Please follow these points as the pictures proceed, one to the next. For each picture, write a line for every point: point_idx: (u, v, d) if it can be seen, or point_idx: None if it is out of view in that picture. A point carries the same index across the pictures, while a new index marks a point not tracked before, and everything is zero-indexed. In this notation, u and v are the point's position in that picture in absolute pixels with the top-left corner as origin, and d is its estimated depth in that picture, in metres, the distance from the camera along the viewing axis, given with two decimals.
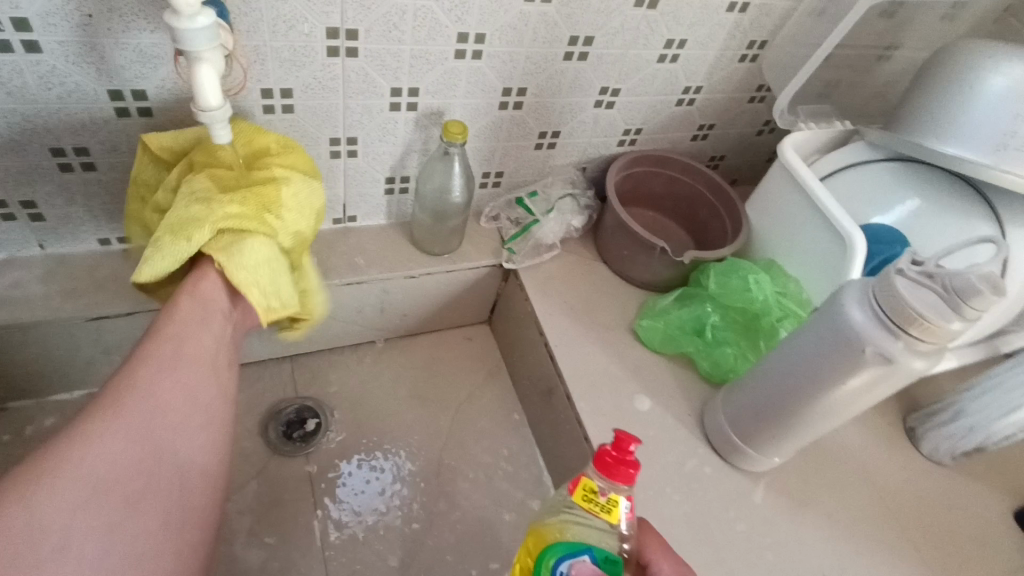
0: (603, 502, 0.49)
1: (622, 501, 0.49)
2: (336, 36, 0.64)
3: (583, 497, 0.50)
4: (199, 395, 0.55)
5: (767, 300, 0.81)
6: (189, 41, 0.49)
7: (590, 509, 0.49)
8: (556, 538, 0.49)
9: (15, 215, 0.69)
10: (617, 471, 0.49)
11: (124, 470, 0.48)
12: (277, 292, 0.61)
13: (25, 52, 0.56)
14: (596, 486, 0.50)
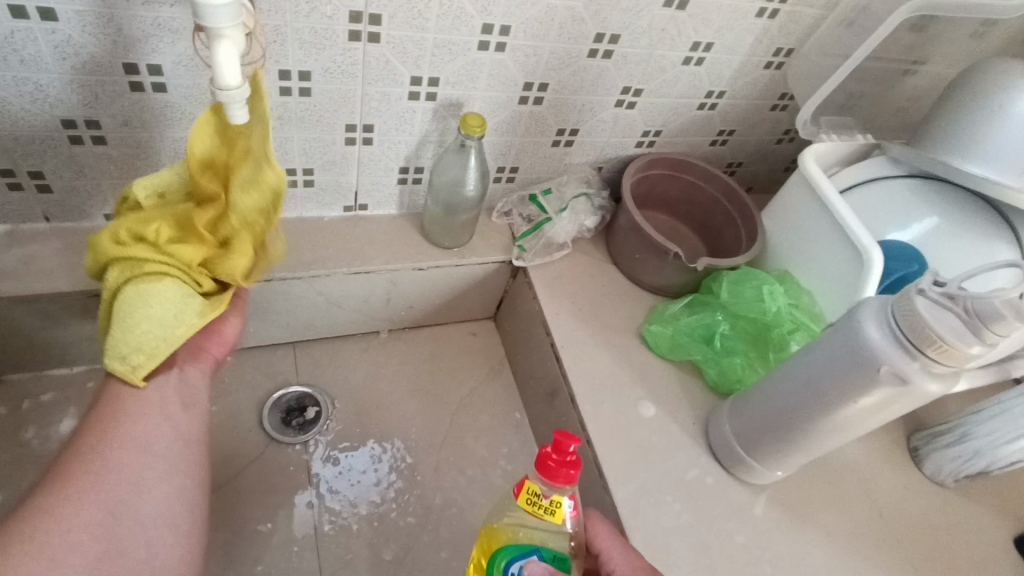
0: (547, 504, 0.49)
1: (565, 502, 0.49)
2: (359, 20, 0.63)
3: (528, 500, 0.49)
4: (160, 453, 0.56)
5: (779, 312, 0.80)
6: (210, 16, 0.47)
7: (534, 512, 0.49)
8: (506, 541, 0.49)
9: (23, 185, 0.68)
10: (558, 475, 0.48)
11: (86, 532, 0.49)
12: (138, 337, 0.57)
13: (41, 20, 0.55)
14: (539, 489, 0.49)
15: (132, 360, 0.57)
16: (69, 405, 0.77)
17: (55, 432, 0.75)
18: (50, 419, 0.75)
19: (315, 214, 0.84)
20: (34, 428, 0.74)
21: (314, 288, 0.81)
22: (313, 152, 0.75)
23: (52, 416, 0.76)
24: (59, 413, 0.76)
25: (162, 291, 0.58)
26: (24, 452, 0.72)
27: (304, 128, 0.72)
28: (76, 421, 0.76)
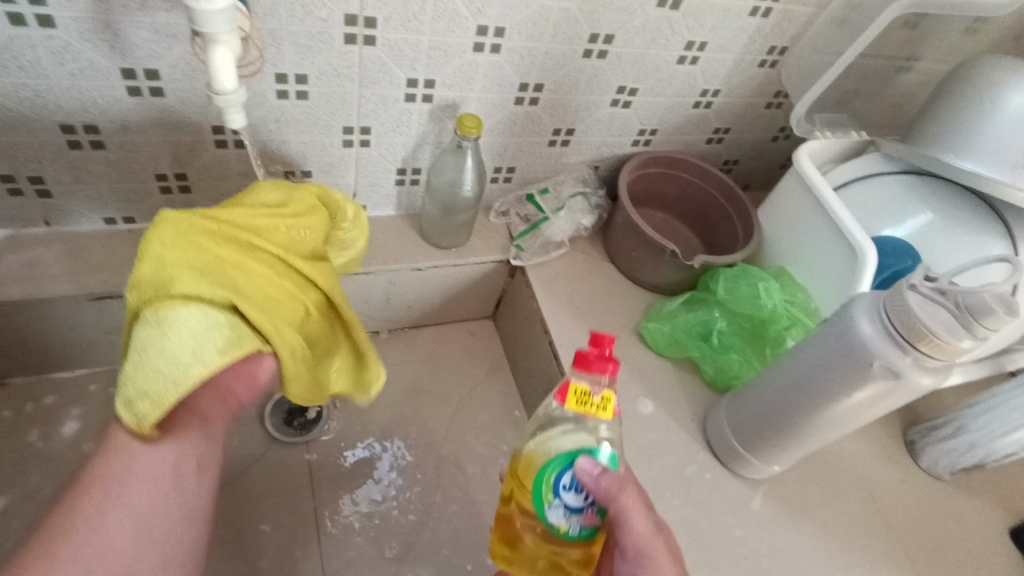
0: (597, 400, 0.49)
1: (613, 397, 0.50)
2: (354, 23, 0.63)
3: (576, 400, 0.49)
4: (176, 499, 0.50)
5: (775, 308, 0.80)
6: (205, 22, 0.48)
7: (586, 410, 0.49)
8: (548, 454, 0.50)
9: (22, 190, 0.68)
10: (603, 369, 0.50)
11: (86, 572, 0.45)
12: (150, 375, 0.49)
13: (39, 27, 0.55)
14: (585, 388, 0.49)
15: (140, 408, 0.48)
16: (73, 408, 0.78)
17: (58, 435, 0.76)
18: (52, 423, 0.76)
19: None
20: (38, 431, 0.75)
21: None
22: (311, 154, 0.76)
23: (55, 420, 0.76)
24: (62, 415, 0.77)
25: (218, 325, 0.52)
26: (29, 453, 0.73)
27: (303, 131, 0.72)
28: (78, 423, 0.77)
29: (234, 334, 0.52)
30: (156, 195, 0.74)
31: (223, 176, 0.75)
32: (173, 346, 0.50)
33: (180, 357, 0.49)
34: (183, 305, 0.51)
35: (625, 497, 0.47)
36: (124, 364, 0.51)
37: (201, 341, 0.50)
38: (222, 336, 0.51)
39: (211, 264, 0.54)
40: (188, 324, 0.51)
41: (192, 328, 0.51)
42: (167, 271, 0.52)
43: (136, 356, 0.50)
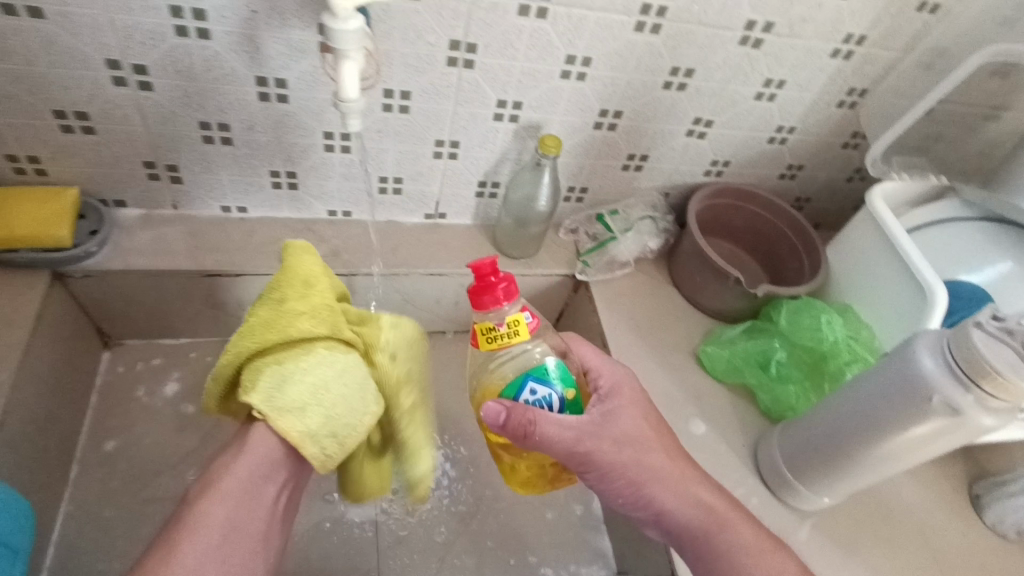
0: (506, 330, 0.55)
1: (523, 316, 0.56)
2: (457, 48, 0.71)
3: (487, 337, 0.56)
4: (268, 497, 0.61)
5: (837, 342, 0.80)
6: (339, 40, 0.57)
7: (500, 343, 0.55)
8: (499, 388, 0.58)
9: (160, 175, 0.79)
10: (501, 298, 0.56)
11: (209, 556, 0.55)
12: (337, 415, 0.60)
13: (197, 38, 0.65)
14: (490, 324, 0.56)
15: (325, 444, 0.60)
16: (173, 371, 0.87)
17: (160, 393, 0.85)
18: (156, 382, 0.85)
19: (398, 219, 0.92)
20: (144, 388, 0.85)
21: (393, 285, 0.89)
22: (404, 163, 0.83)
23: (159, 380, 0.86)
24: (165, 377, 0.86)
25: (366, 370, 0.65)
26: (135, 407, 0.83)
27: (399, 140, 0.80)
28: (178, 385, 0.86)
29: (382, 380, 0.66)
30: (267, 188, 0.84)
31: (325, 176, 0.83)
32: (330, 387, 0.60)
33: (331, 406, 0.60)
34: (344, 352, 0.64)
35: (533, 437, 0.55)
36: (288, 402, 0.59)
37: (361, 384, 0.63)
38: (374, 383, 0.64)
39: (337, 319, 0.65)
40: (353, 372, 0.62)
41: (347, 374, 0.62)
42: (331, 315, 0.64)
43: (285, 389, 0.59)
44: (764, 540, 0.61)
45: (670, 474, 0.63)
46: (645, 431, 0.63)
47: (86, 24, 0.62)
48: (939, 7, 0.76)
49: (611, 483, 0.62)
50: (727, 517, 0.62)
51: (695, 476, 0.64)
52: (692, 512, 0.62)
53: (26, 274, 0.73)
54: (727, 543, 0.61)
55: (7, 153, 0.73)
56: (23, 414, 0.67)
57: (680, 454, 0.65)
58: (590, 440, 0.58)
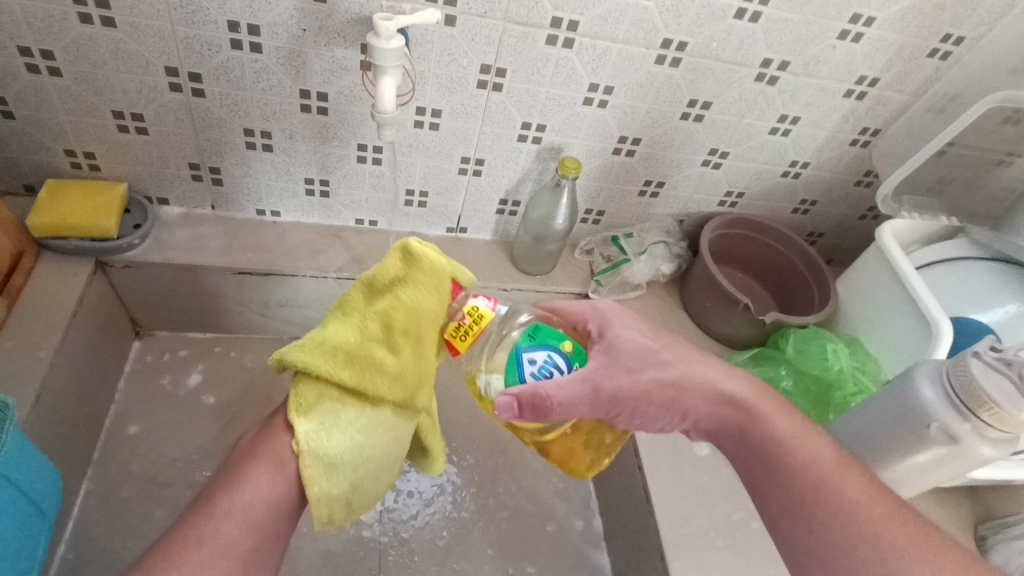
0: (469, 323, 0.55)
1: (476, 303, 0.56)
2: (487, 72, 0.75)
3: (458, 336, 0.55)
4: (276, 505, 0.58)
5: (842, 371, 0.82)
6: (380, 57, 0.62)
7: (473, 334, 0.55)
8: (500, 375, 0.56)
9: (203, 176, 0.84)
10: None
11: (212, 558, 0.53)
12: (361, 476, 0.61)
13: (249, 51, 0.71)
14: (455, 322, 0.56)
15: (335, 510, 0.60)
16: (198, 363, 0.91)
17: (184, 383, 0.88)
18: (181, 372, 0.89)
19: (421, 231, 0.96)
20: (169, 377, 0.88)
21: None
22: (431, 177, 0.88)
23: (184, 371, 0.89)
24: (190, 367, 0.90)
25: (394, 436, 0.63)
26: (160, 394, 0.86)
27: (428, 155, 0.85)
28: (201, 376, 0.89)
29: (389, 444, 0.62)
30: (301, 194, 0.88)
31: (356, 186, 0.88)
32: (364, 476, 0.61)
33: (363, 482, 0.62)
34: (391, 416, 0.62)
35: (547, 416, 0.52)
36: (323, 450, 0.58)
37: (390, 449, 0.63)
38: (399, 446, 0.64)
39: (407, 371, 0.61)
40: (382, 437, 0.61)
41: (380, 456, 0.62)
42: (411, 385, 0.62)
43: (332, 438, 0.58)
44: (803, 427, 0.58)
45: (692, 387, 0.59)
46: (641, 350, 0.60)
47: (152, 34, 0.68)
48: (950, 54, 0.79)
49: (646, 413, 0.58)
50: (765, 406, 0.59)
51: (706, 364, 0.61)
52: (722, 409, 0.59)
53: (74, 261, 0.78)
54: (758, 437, 0.57)
55: (66, 148, 0.79)
56: (58, 391, 0.71)
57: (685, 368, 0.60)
58: (600, 373, 0.56)
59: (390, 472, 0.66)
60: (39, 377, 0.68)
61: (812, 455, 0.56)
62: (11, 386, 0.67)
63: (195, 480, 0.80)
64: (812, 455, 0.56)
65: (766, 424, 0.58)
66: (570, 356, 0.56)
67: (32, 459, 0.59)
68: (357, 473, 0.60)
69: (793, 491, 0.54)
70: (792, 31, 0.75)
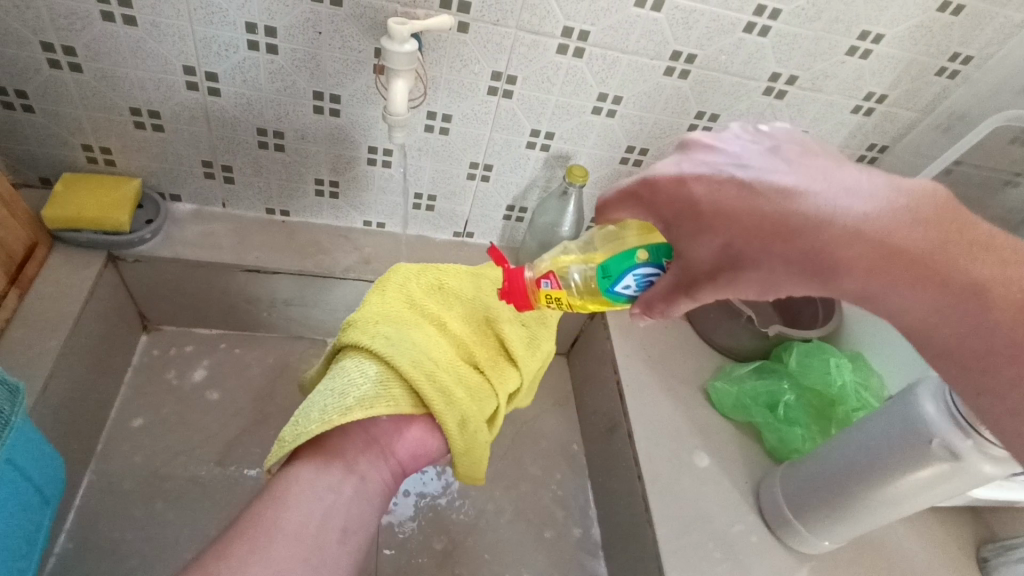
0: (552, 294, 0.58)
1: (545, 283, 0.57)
2: (498, 79, 0.76)
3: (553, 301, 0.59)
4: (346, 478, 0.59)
5: (845, 387, 0.82)
6: (393, 60, 0.64)
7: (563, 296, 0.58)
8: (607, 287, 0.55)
9: (215, 175, 0.86)
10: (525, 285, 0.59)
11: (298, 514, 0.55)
12: (323, 401, 0.58)
13: (266, 52, 0.72)
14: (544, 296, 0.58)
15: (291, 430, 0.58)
16: (203, 359, 0.91)
17: (188, 377, 0.89)
18: (187, 367, 0.90)
19: (428, 234, 0.97)
20: (174, 371, 0.89)
21: None
22: (439, 182, 0.89)
23: (189, 366, 0.90)
24: (195, 363, 0.90)
25: (377, 375, 0.59)
26: (165, 389, 0.87)
27: (437, 160, 0.86)
28: (206, 372, 0.90)
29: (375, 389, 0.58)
30: (311, 195, 0.90)
31: (366, 188, 0.89)
32: (344, 390, 0.58)
33: (338, 394, 0.58)
34: (376, 358, 0.60)
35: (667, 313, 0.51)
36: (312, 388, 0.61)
37: (366, 387, 0.58)
38: (383, 391, 0.58)
39: (400, 321, 0.64)
40: (359, 370, 0.60)
41: (364, 375, 0.59)
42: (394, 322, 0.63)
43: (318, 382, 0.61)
44: (953, 235, 0.43)
45: (837, 239, 0.43)
46: (757, 184, 0.44)
47: (171, 33, 0.70)
48: (959, 73, 0.79)
49: (759, 271, 0.46)
50: (954, 251, 0.43)
51: (825, 168, 0.46)
52: (868, 248, 0.43)
53: (86, 253, 0.80)
54: (896, 306, 0.44)
55: (83, 143, 0.80)
56: (65, 381, 0.72)
57: (828, 198, 0.44)
58: (692, 264, 0.48)
59: (365, 400, 0.57)
60: (48, 366, 0.69)
61: (970, 270, 0.43)
62: (18, 373, 0.68)
63: (195, 475, 0.81)
64: (996, 313, 0.42)
65: (934, 278, 0.43)
66: (652, 260, 0.53)
67: (38, 446, 0.59)
68: (321, 398, 0.58)
69: (947, 295, 0.43)
70: (800, 46, 0.75)
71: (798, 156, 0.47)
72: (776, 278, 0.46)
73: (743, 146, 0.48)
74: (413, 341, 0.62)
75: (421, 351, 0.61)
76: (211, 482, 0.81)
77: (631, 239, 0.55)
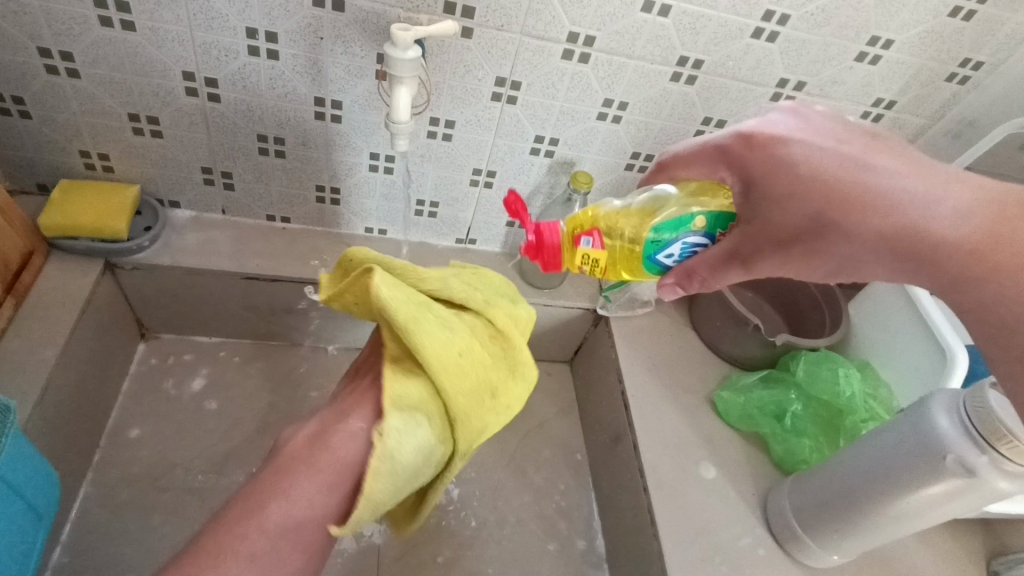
0: (590, 254, 0.58)
1: (585, 241, 0.58)
2: (502, 84, 0.75)
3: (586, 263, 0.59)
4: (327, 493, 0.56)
5: (854, 398, 0.81)
6: (396, 67, 0.63)
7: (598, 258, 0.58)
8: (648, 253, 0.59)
9: (215, 181, 0.84)
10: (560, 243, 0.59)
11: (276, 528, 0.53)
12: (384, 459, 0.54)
13: (266, 58, 0.71)
14: (578, 256, 0.58)
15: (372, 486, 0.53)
16: (203, 367, 0.90)
17: (188, 386, 0.88)
18: (185, 376, 0.89)
19: (430, 241, 0.96)
20: (172, 381, 0.88)
21: None
22: (442, 188, 0.88)
23: (188, 374, 0.89)
24: (193, 372, 0.89)
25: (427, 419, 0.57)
26: (164, 398, 0.86)
27: (440, 166, 0.84)
28: (204, 381, 0.89)
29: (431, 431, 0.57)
30: (312, 201, 0.88)
31: (367, 195, 0.88)
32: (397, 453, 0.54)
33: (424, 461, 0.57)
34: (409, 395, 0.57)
35: (715, 283, 0.57)
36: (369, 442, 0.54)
37: (415, 436, 0.55)
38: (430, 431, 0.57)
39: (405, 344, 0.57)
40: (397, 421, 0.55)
41: (424, 444, 0.56)
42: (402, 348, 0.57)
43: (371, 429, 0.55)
44: None
45: (905, 219, 0.47)
46: (833, 161, 0.51)
47: (170, 39, 0.69)
48: (969, 79, 0.78)
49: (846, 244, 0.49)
50: None
51: (902, 165, 0.50)
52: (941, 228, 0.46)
53: (83, 261, 0.78)
54: (991, 295, 0.44)
55: (81, 149, 0.79)
56: (61, 392, 0.71)
57: (908, 185, 0.48)
58: (747, 238, 0.54)
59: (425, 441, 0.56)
60: (42, 376, 0.68)
61: None
62: (13, 385, 0.66)
63: (194, 486, 0.80)
64: None
65: (1011, 265, 0.43)
66: (706, 229, 0.57)
67: (32, 460, 0.58)
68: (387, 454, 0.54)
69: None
70: (809, 51, 0.74)
71: (884, 148, 0.52)
72: (853, 255, 0.50)
73: (835, 130, 0.54)
74: (463, 394, 0.58)
75: (489, 391, 0.61)
76: (210, 493, 0.79)
77: (681, 201, 0.58)
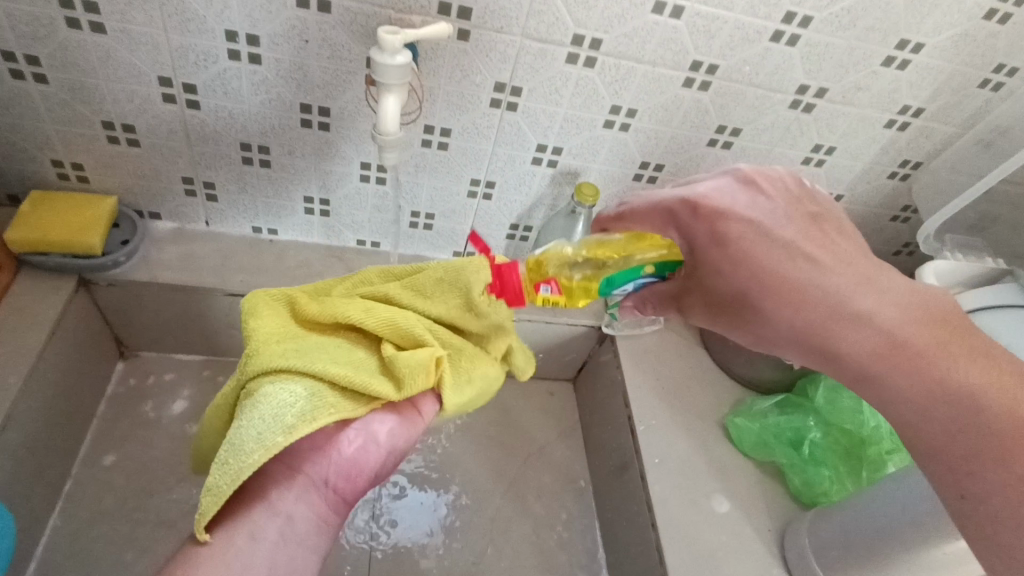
0: (550, 298, 0.58)
1: (546, 289, 0.58)
2: (502, 90, 0.70)
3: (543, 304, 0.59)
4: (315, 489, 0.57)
5: (878, 427, 0.76)
6: (383, 74, 0.57)
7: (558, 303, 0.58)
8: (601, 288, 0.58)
9: (197, 191, 0.79)
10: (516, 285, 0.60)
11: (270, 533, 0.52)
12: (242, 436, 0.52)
13: (248, 62, 0.66)
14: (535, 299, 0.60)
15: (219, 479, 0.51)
16: (184, 389, 0.85)
17: (168, 409, 0.83)
18: (166, 398, 0.84)
19: (426, 254, 0.91)
20: (151, 404, 0.83)
21: None
22: (438, 199, 0.82)
23: (169, 396, 0.84)
24: (174, 394, 0.84)
25: (295, 390, 0.55)
26: (143, 425, 0.81)
27: (436, 177, 0.79)
28: (186, 403, 0.84)
29: (309, 407, 0.55)
30: (300, 213, 0.83)
31: (358, 206, 0.83)
32: (275, 413, 0.53)
33: (263, 425, 0.52)
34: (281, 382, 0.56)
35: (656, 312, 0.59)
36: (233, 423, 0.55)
37: (282, 407, 0.53)
38: (299, 408, 0.54)
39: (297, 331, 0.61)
40: (266, 398, 0.54)
41: (285, 406, 0.53)
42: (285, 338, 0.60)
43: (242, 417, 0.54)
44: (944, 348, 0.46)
45: (829, 318, 0.48)
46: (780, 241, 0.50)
47: (143, 41, 0.64)
48: (1003, 85, 0.72)
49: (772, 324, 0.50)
50: (946, 353, 0.46)
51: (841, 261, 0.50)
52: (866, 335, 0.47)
53: (54, 278, 0.73)
54: (891, 395, 0.46)
55: (53, 159, 0.74)
56: (24, 421, 0.66)
57: (839, 282, 0.49)
58: (690, 290, 0.53)
59: (286, 415, 0.53)
60: (5, 406, 0.63)
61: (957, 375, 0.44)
62: None
63: (172, 519, 0.75)
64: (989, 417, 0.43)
65: (923, 375, 0.45)
66: (656, 273, 0.57)
67: None
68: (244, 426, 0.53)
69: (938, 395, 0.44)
70: (833, 55, 0.69)
71: (831, 234, 0.52)
72: (771, 339, 0.51)
73: (784, 204, 0.52)
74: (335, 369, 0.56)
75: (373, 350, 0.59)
76: (187, 527, 0.75)
77: (623, 247, 0.59)
